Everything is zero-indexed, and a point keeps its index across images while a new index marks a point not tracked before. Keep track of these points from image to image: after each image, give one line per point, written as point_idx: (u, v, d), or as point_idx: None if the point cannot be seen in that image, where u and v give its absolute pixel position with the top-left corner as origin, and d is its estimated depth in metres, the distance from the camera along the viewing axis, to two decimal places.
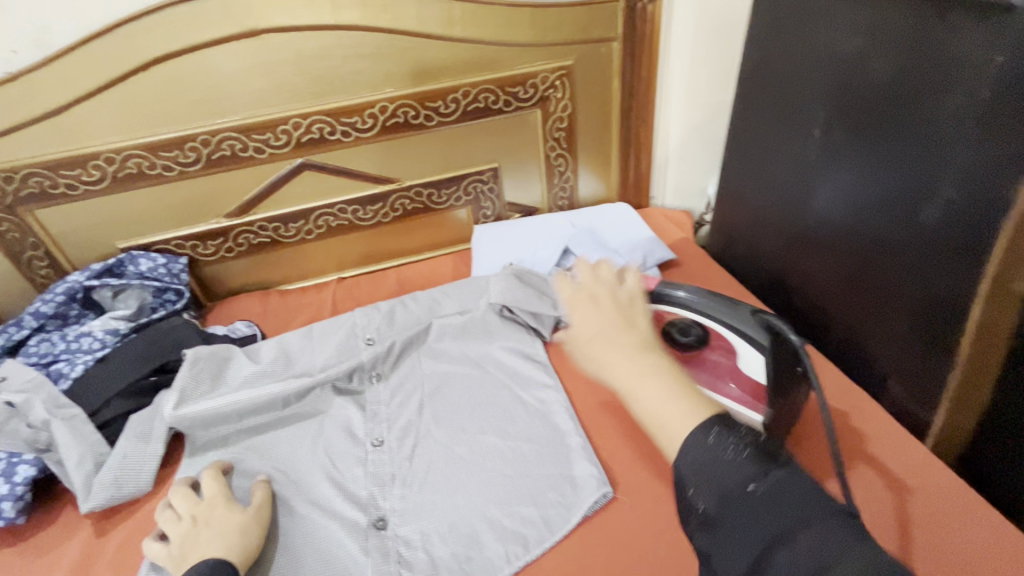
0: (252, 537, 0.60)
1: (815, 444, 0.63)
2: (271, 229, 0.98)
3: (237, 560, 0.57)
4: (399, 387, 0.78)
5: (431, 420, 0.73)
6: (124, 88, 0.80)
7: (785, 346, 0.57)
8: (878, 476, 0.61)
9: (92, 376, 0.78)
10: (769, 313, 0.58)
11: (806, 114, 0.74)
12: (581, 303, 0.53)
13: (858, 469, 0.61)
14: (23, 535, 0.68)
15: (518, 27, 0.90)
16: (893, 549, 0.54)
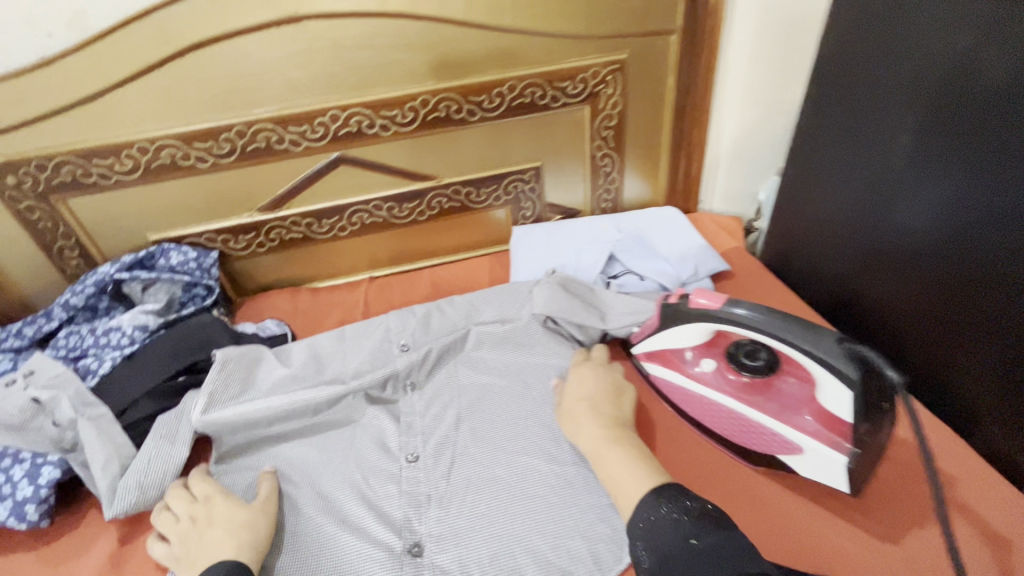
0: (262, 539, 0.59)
1: (906, 484, 0.57)
2: (304, 224, 0.95)
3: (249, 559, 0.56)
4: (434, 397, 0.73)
5: (469, 437, 0.68)
6: (159, 75, 0.77)
7: (878, 379, 0.51)
8: (972, 527, 0.54)
9: (120, 374, 0.76)
10: (857, 342, 0.52)
11: (895, 117, 0.67)
12: (579, 416, 0.63)
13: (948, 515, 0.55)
14: (47, 539, 0.65)
15: (571, 17, 0.84)
16: None
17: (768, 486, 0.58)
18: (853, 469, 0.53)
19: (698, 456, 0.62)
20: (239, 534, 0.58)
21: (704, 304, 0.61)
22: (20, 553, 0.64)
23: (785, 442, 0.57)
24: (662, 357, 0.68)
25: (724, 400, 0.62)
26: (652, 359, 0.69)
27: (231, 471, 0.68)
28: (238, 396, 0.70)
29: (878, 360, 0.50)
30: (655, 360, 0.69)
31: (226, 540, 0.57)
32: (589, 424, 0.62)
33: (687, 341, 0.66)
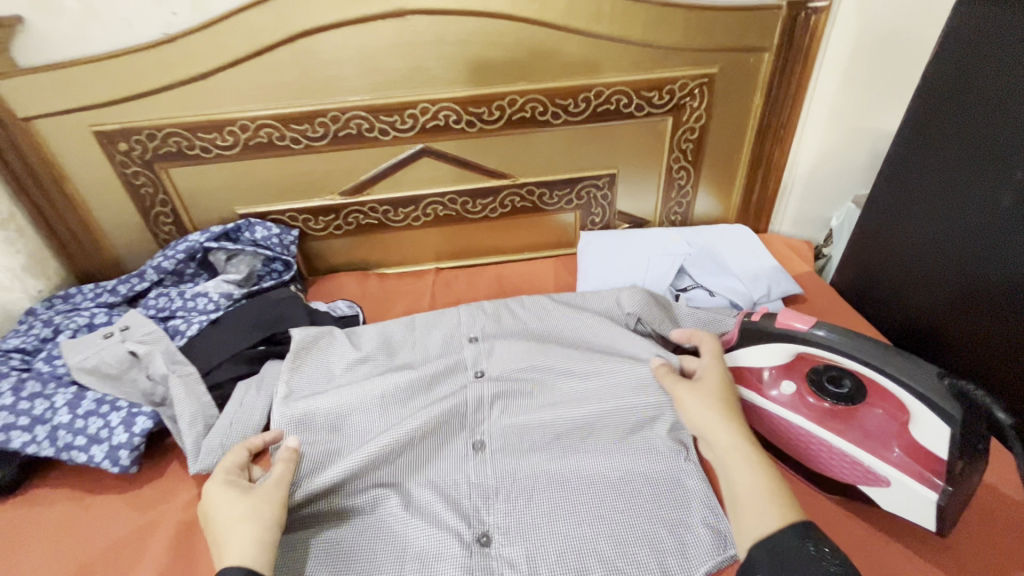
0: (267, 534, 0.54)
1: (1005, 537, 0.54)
2: (381, 211, 0.98)
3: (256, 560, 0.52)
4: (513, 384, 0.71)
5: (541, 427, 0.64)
6: (269, 57, 0.81)
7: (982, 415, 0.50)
8: None
9: (206, 337, 0.80)
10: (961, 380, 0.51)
11: (1009, 153, 0.65)
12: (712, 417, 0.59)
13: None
14: (133, 484, 0.69)
15: (667, 28, 0.85)
16: None
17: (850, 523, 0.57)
18: (944, 507, 0.50)
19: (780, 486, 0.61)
20: (248, 522, 0.54)
21: (797, 327, 0.60)
22: (111, 494, 0.68)
23: (870, 474, 0.56)
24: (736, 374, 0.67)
25: (802, 422, 0.60)
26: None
27: None
28: (313, 370, 0.74)
29: (989, 400, 0.49)
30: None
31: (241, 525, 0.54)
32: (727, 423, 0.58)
33: (768, 362, 0.64)
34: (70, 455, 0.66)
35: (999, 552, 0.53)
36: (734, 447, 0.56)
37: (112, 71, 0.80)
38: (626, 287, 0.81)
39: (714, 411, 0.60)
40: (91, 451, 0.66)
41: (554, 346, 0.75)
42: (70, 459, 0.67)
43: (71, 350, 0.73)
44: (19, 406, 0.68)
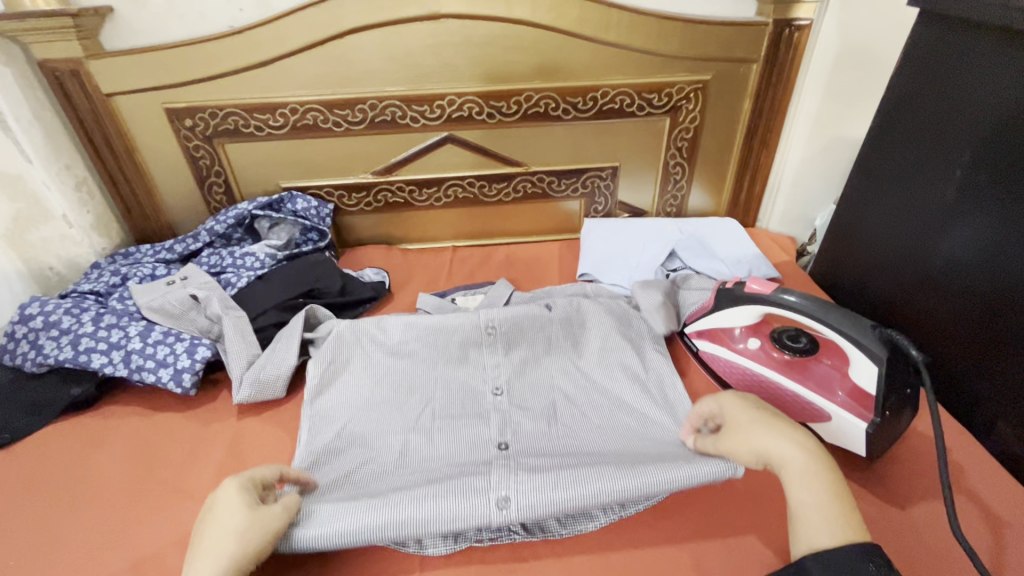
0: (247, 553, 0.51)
1: (919, 470, 0.65)
2: (407, 191, 1.10)
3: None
4: (539, 448, 0.68)
5: (572, 484, 0.59)
6: (320, 50, 0.94)
7: (903, 358, 0.61)
8: (975, 509, 0.62)
9: (254, 289, 0.92)
10: (890, 328, 0.62)
11: (950, 153, 0.76)
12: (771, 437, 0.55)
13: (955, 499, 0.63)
14: (192, 405, 0.80)
15: (668, 38, 0.97)
16: (985, 558, 0.57)
17: None
18: (871, 434, 0.62)
19: None
20: (233, 539, 0.51)
21: (756, 289, 0.71)
22: (174, 411, 0.79)
23: (816, 411, 0.67)
24: (711, 334, 0.79)
25: (761, 370, 0.73)
26: (702, 337, 0.81)
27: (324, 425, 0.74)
28: (332, 410, 0.74)
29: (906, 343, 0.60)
30: (704, 337, 0.80)
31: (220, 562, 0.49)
32: (785, 435, 0.55)
33: (737, 323, 0.76)
34: (142, 376, 0.78)
35: (916, 479, 0.65)
36: (801, 461, 0.53)
37: (186, 57, 0.92)
38: (638, 284, 0.88)
39: (776, 430, 0.55)
40: (159, 373, 0.78)
41: (580, 408, 0.74)
42: (142, 380, 0.78)
43: (143, 293, 0.86)
44: (99, 333, 0.80)
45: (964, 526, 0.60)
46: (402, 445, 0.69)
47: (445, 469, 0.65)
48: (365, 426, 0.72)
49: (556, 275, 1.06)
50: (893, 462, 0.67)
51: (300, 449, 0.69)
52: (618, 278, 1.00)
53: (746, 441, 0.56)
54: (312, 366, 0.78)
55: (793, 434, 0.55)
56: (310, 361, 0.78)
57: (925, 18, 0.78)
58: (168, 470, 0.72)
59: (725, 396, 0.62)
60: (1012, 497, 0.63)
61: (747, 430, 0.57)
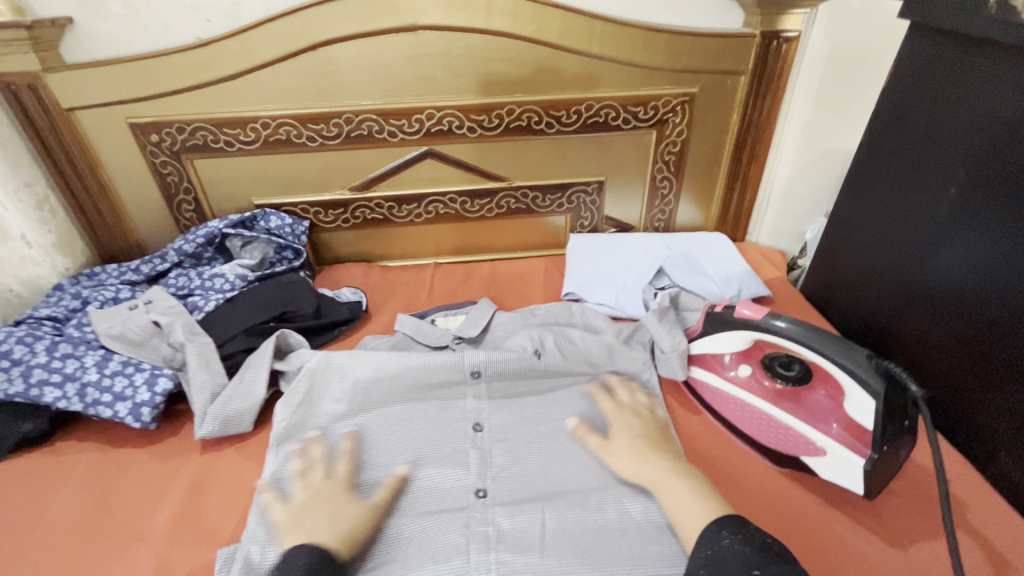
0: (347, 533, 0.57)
1: (918, 507, 0.62)
2: (386, 207, 1.06)
3: (335, 548, 0.55)
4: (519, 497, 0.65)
5: (556, 560, 0.58)
6: (292, 63, 0.90)
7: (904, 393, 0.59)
8: (978, 548, 0.59)
9: (222, 313, 0.87)
10: (886, 360, 0.59)
11: (944, 170, 0.73)
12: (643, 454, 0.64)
13: (959, 538, 0.60)
14: (152, 439, 0.76)
15: (653, 50, 0.94)
16: None
17: (810, 504, 0.63)
18: (869, 472, 0.58)
19: (750, 488, 0.65)
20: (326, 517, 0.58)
21: (748, 314, 0.69)
22: (132, 447, 0.75)
23: (810, 444, 0.64)
24: (702, 360, 0.77)
25: (752, 397, 0.70)
26: (693, 363, 0.78)
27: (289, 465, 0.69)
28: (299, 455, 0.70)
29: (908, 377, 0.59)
30: (695, 363, 0.77)
31: (316, 527, 0.57)
32: (648, 458, 0.64)
33: (729, 348, 0.73)
34: (97, 410, 0.73)
35: (916, 517, 0.61)
36: (661, 479, 0.61)
37: (151, 70, 0.88)
38: (655, 317, 0.81)
39: (650, 455, 0.64)
40: (116, 407, 0.73)
41: (564, 443, 0.71)
42: (98, 414, 0.74)
43: (101, 319, 0.81)
44: (52, 364, 0.75)
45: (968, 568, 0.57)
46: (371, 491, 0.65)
47: (419, 522, 0.62)
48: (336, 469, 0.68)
49: (540, 293, 1.03)
50: (892, 497, 0.63)
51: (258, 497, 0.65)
52: (605, 297, 0.96)
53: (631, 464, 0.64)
54: (282, 404, 0.73)
55: (655, 459, 0.63)
56: (279, 404, 0.74)
57: (917, 32, 0.76)
58: (122, 513, 0.67)
59: (622, 416, 0.70)
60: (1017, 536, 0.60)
61: (624, 460, 0.65)
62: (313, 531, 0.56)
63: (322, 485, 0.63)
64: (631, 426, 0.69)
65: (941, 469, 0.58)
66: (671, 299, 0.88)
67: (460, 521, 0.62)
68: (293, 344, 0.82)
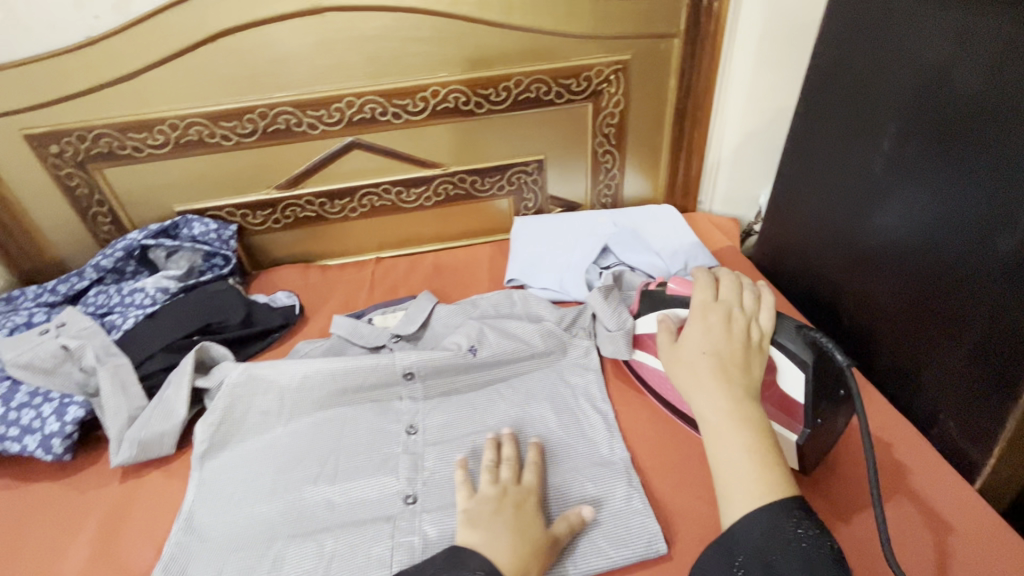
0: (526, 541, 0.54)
1: (856, 477, 0.61)
2: (317, 204, 1.01)
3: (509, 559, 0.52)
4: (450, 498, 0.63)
5: None
6: (193, 57, 0.84)
7: (829, 365, 0.57)
8: (919, 512, 0.57)
9: (143, 329, 0.82)
10: (813, 330, 0.59)
11: (877, 123, 0.70)
12: (707, 382, 0.55)
13: (896, 502, 0.59)
14: (69, 470, 0.72)
15: (578, 18, 0.89)
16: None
17: None
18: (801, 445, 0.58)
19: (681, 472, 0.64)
20: (514, 529, 0.55)
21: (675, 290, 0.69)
22: (47, 481, 0.70)
23: None
24: (642, 341, 0.74)
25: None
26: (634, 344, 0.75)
27: (213, 488, 0.66)
28: (220, 477, 0.67)
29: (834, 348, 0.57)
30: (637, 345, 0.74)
31: (497, 539, 0.54)
32: (713, 389, 0.54)
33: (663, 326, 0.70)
34: (4, 445, 0.70)
35: (856, 487, 0.60)
36: (714, 424, 0.53)
37: (40, 76, 0.82)
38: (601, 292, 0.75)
39: (714, 378, 0.54)
40: (25, 441, 0.69)
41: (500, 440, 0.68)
42: (5, 449, 0.70)
43: (8, 348, 0.75)
44: None
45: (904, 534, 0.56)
46: (298, 508, 0.63)
47: (344, 537, 0.59)
48: (262, 488, 0.65)
49: (484, 283, 0.99)
50: (831, 469, 0.62)
51: (177, 528, 0.63)
52: (549, 281, 0.93)
53: (689, 384, 0.56)
54: (200, 426, 0.69)
55: (717, 392, 0.54)
56: (198, 423, 0.70)
57: None
58: (33, 554, 0.63)
59: (705, 318, 0.60)
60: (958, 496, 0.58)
61: (688, 379, 0.56)
62: (488, 542, 0.54)
63: (505, 489, 0.59)
64: (706, 335, 0.58)
65: (868, 435, 0.55)
66: (614, 277, 0.84)
67: (387, 532, 0.59)
68: (216, 357, 0.78)
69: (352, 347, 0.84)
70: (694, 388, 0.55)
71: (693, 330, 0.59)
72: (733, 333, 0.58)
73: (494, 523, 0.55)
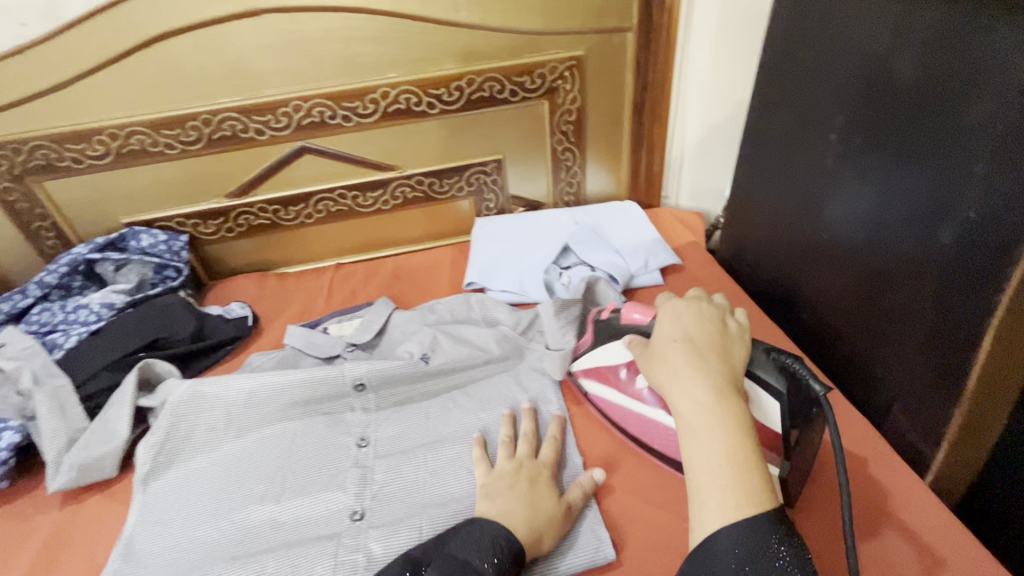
0: (534, 514, 0.55)
1: (829, 500, 0.59)
2: (271, 211, 0.98)
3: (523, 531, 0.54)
4: (399, 514, 0.61)
5: None
6: (128, 63, 0.81)
7: (805, 389, 0.54)
8: (908, 546, 0.54)
9: (86, 348, 0.80)
10: (785, 355, 0.55)
11: (825, 116, 0.68)
12: (680, 376, 0.51)
13: (884, 538, 0.55)
14: (7, 498, 0.69)
15: (527, 14, 0.87)
16: None
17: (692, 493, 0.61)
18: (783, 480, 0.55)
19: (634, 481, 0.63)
20: (531, 504, 0.56)
21: (637, 318, 0.63)
22: None
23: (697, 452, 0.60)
24: (598, 373, 0.69)
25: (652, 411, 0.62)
26: (589, 376, 0.70)
27: (153, 515, 0.64)
28: (163, 500, 0.65)
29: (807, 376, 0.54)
30: (592, 376, 0.70)
31: (514, 508, 0.55)
32: (690, 380, 0.50)
33: (619, 357, 0.65)
34: None
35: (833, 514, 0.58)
36: (694, 418, 0.48)
37: None
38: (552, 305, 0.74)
39: (689, 368, 0.51)
40: None
41: (452, 450, 0.66)
42: None
43: None
44: None
45: (867, 554, 0.54)
46: (243, 531, 0.61)
47: (289, 558, 0.57)
48: (204, 511, 0.63)
49: (444, 287, 0.97)
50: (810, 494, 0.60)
51: (115, 556, 0.61)
52: (509, 284, 0.91)
53: (662, 379, 0.52)
54: (142, 448, 0.67)
55: (694, 382, 0.49)
56: (140, 444, 0.67)
57: None
58: None
59: (672, 313, 0.57)
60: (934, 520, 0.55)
61: (662, 373, 0.52)
62: (507, 512, 0.55)
63: (521, 463, 0.61)
64: (676, 328, 0.55)
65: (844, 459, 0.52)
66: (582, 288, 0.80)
67: (331, 551, 0.58)
68: (161, 374, 0.75)
69: (306, 358, 0.82)
70: (665, 382, 0.52)
71: (664, 325, 0.56)
72: (703, 326, 0.55)
73: (518, 493, 0.57)
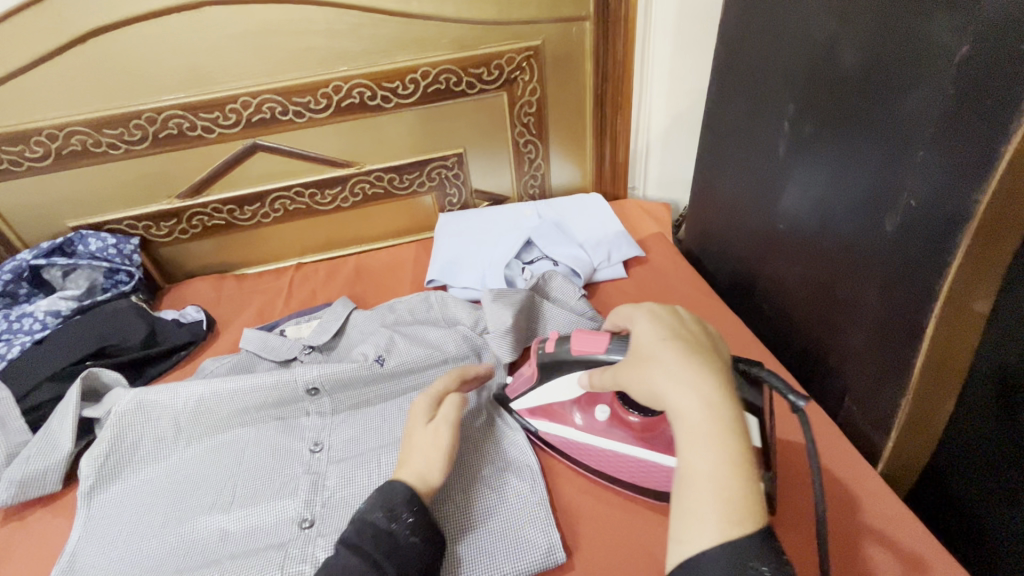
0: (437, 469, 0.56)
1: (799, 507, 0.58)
2: (226, 211, 0.96)
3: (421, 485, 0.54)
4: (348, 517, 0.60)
5: None
6: (63, 61, 0.78)
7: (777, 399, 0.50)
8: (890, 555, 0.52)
9: (30, 358, 0.77)
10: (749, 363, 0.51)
11: (777, 104, 0.68)
12: (674, 374, 0.44)
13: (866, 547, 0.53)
14: None
15: (480, 5, 0.85)
16: None
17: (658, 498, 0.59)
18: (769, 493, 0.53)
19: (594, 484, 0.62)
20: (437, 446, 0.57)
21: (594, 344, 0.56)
22: None
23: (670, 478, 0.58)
24: (550, 410, 0.65)
25: (619, 444, 0.60)
26: (537, 415, 0.66)
27: (97, 529, 0.62)
28: (108, 514, 0.63)
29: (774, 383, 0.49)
30: (541, 415, 0.66)
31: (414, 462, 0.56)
32: (690, 379, 0.44)
33: (571, 392, 0.62)
34: None
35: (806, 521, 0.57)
36: (700, 419, 0.42)
37: None
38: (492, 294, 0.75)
39: (687, 364, 0.45)
40: None
41: None
42: None
43: None
44: None
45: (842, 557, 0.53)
46: (189, 543, 0.59)
47: (234, 567, 0.55)
48: (150, 523, 0.61)
49: (407, 285, 0.95)
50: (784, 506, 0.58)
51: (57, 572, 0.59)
52: (470, 280, 0.90)
53: (653, 383, 0.46)
54: (86, 461, 0.65)
55: (698, 380, 0.43)
56: (84, 457, 0.65)
57: None
58: None
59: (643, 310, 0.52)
60: (888, 507, 0.56)
61: (653, 374, 0.46)
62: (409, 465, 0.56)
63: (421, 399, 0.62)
64: (657, 323, 0.50)
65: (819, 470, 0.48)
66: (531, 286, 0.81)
67: (278, 557, 0.56)
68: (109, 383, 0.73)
69: (262, 361, 0.80)
70: (656, 384, 0.45)
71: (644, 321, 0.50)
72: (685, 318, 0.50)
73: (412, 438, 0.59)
